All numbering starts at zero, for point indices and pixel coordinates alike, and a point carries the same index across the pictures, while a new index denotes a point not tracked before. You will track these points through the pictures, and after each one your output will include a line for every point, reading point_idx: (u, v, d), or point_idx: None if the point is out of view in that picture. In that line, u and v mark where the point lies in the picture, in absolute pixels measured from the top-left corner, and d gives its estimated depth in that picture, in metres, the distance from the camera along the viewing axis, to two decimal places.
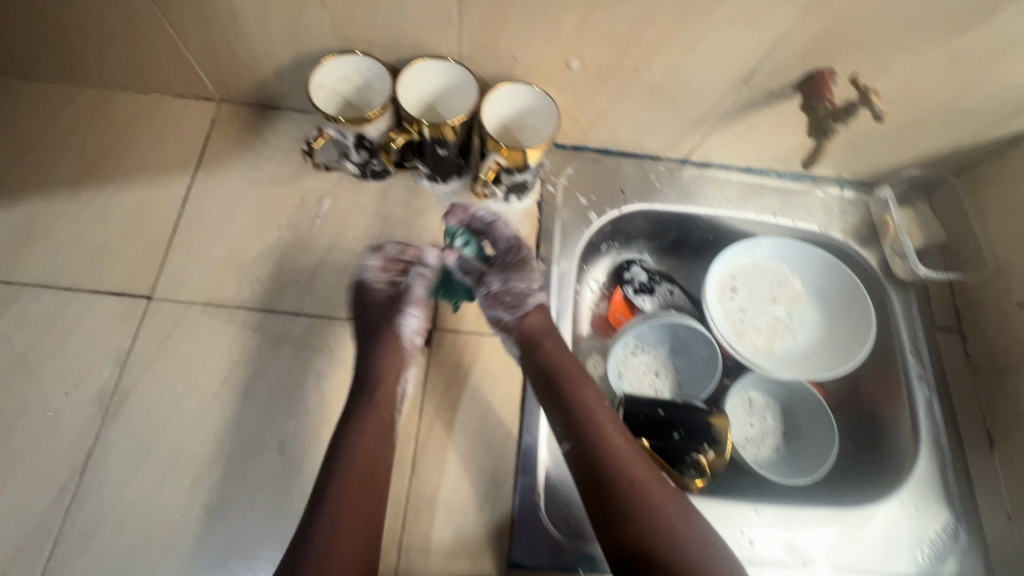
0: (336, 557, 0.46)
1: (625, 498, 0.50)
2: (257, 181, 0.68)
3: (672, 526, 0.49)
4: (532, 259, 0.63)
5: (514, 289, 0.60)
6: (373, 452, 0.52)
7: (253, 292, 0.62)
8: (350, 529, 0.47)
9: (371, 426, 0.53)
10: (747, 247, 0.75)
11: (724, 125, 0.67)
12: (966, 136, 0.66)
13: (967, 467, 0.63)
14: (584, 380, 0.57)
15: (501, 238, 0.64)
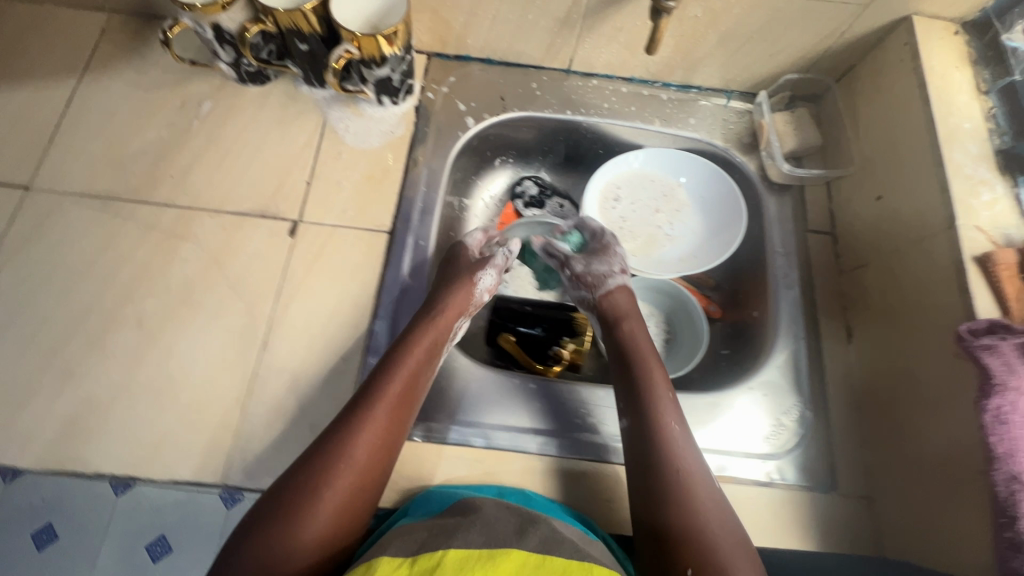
0: (319, 511, 0.45)
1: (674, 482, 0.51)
2: (141, 85, 0.70)
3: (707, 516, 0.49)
4: (614, 246, 0.68)
5: (595, 273, 0.66)
6: (399, 412, 0.52)
7: (127, 185, 0.65)
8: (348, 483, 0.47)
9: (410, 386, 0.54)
10: (630, 158, 0.75)
11: (592, 25, 0.68)
12: (835, 32, 0.66)
13: (820, 359, 0.64)
14: (659, 376, 0.58)
15: (590, 231, 0.70)
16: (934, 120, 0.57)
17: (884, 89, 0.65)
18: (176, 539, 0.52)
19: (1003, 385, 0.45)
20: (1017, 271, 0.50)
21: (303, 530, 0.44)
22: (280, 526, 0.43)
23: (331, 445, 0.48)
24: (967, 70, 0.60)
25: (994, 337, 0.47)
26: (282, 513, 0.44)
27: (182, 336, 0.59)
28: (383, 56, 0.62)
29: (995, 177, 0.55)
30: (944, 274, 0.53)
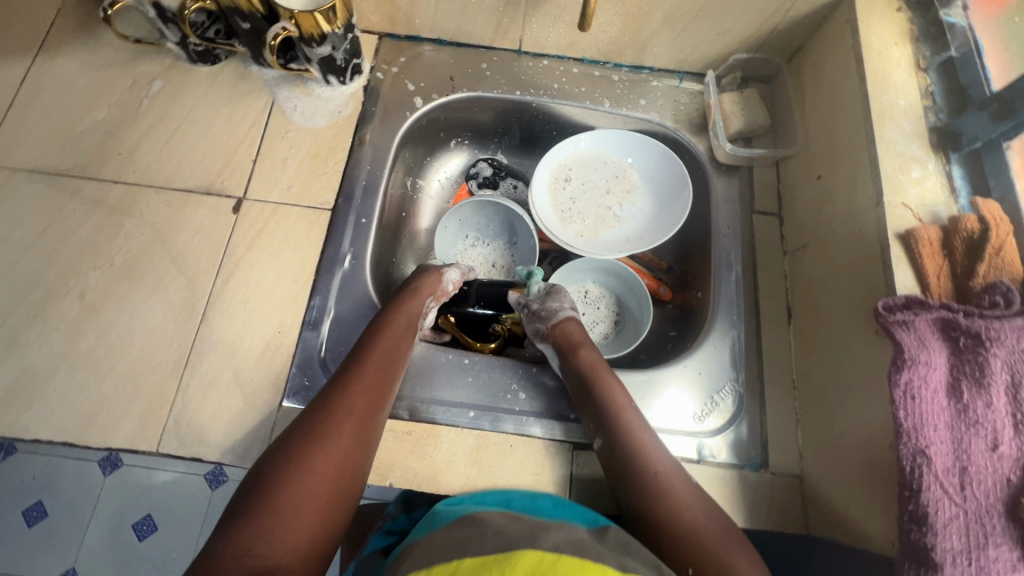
0: (297, 526, 0.43)
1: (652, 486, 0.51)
2: (93, 64, 0.71)
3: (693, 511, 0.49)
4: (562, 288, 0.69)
5: (549, 308, 0.65)
6: (364, 417, 0.51)
7: (76, 162, 0.66)
8: (322, 495, 0.45)
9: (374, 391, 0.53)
10: (580, 138, 0.75)
11: (536, 4, 0.68)
12: (780, 10, 0.65)
13: (758, 339, 0.64)
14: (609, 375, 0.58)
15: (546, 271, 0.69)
16: (870, 98, 0.57)
17: (828, 68, 0.64)
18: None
19: (913, 359, 0.45)
20: (938, 247, 0.49)
21: (280, 549, 0.41)
22: (253, 549, 0.41)
23: (300, 457, 0.46)
24: (907, 47, 0.59)
25: (908, 313, 0.47)
26: (258, 533, 0.41)
27: (123, 309, 0.60)
28: (322, 34, 0.62)
29: (926, 154, 0.55)
30: (870, 251, 0.53)
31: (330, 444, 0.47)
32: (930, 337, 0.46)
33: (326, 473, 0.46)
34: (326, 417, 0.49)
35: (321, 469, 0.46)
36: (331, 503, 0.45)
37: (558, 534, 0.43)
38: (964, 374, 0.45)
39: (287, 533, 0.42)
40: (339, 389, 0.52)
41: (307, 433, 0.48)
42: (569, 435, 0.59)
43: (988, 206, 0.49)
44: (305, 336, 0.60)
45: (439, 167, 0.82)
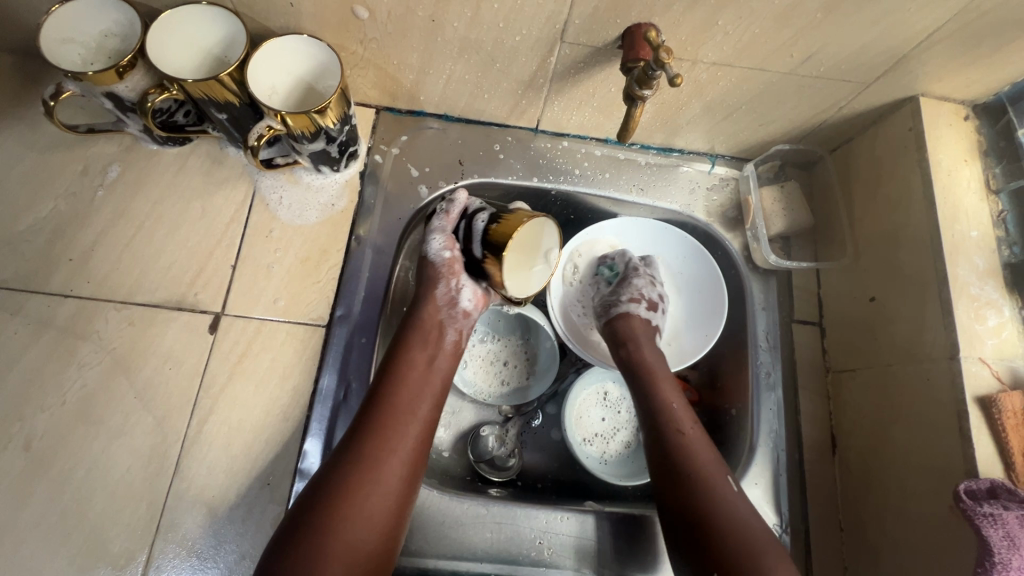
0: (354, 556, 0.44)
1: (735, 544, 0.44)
2: (35, 144, 0.60)
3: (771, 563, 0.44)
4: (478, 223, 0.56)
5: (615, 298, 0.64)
6: (409, 446, 0.50)
7: (17, 269, 0.56)
8: (369, 531, 0.45)
9: (414, 413, 0.52)
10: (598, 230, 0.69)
11: (561, 89, 0.59)
12: (834, 108, 0.58)
13: (801, 474, 0.58)
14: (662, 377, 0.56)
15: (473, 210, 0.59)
16: (940, 227, 0.51)
17: (885, 175, 0.58)
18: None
19: (1005, 565, 0.41)
20: (1023, 419, 0.44)
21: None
22: None
23: (351, 476, 0.47)
24: (976, 165, 0.54)
25: (996, 505, 0.42)
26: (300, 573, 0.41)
27: (79, 460, 0.51)
28: (316, 129, 0.53)
29: (1002, 297, 0.49)
30: (941, 409, 0.48)
31: (374, 475, 0.47)
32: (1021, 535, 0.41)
33: (373, 509, 0.46)
34: (370, 444, 0.48)
35: (368, 506, 0.46)
36: (378, 545, 0.46)
37: None
38: None
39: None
40: (384, 411, 0.51)
41: (351, 466, 0.47)
42: None
43: None
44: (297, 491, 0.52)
45: None
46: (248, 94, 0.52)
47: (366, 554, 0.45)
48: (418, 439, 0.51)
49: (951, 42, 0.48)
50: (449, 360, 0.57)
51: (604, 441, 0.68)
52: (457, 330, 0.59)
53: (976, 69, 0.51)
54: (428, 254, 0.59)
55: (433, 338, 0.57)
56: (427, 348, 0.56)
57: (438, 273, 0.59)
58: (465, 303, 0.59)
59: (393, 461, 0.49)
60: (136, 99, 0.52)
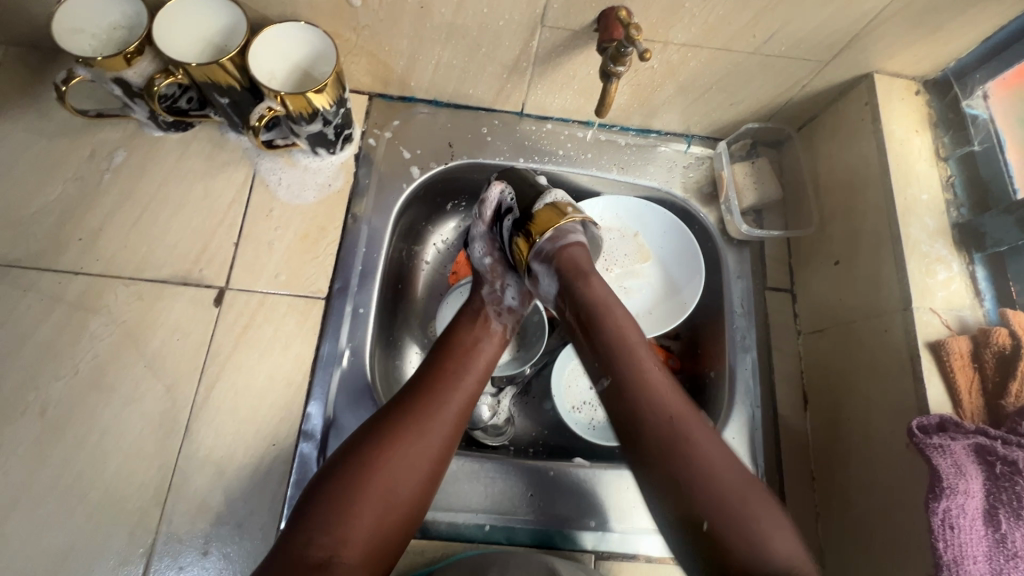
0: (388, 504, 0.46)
1: (666, 465, 0.45)
2: (43, 131, 0.63)
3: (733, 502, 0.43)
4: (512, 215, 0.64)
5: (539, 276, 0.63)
6: (453, 412, 0.52)
7: (29, 249, 0.58)
8: (407, 480, 0.47)
9: (460, 384, 0.54)
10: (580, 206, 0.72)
11: (544, 72, 0.63)
12: (797, 86, 0.63)
13: (775, 428, 0.62)
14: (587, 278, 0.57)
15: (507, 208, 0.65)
16: (894, 192, 0.55)
17: (845, 147, 0.63)
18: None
19: (952, 489, 0.44)
20: (969, 360, 0.48)
21: (352, 539, 0.43)
22: (339, 519, 0.44)
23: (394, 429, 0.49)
24: (926, 135, 0.58)
25: (944, 437, 0.46)
26: (336, 511, 0.44)
27: (92, 426, 0.54)
28: (313, 111, 0.57)
29: (950, 253, 0.54)
30: (898, 357, 0.52)
31: (418, 431, 0.49)
32: (967, 463, 0.45)
33: (414, 462, 0.48)
34: (417, 402, 0.51)
35: (409, 457, 0.48)
36: (415, 497, 0.47)
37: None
38: (1002, 504, 0.44)
39: (362, 517, 0.44)
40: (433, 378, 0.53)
41: (396, 420, 0.49)
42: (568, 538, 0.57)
43: (1017, 318, 0.48)
44: (301, 450, 0.55)
45: (434, 231, 0.76)
46: (249, 78, 0.55)
47: (402, 502, 0.46)
48: (462, 407, 0.53)
49: (898, 20, 0.53)
50: (495, 346, 0.59)
51: (592, 407, 0.72)
52: (502, 322, 0.61)
53: (922, 47, 0.56)
54: (474, 261, 0.66)
55: (481, 322, 0.60)
56: (474, 330, 0.59)
57: (483, 278, 0.64)
58: (509, 301, 0.64)
59: (440, 420, 0.50)
60: (143, 84, 0.55)
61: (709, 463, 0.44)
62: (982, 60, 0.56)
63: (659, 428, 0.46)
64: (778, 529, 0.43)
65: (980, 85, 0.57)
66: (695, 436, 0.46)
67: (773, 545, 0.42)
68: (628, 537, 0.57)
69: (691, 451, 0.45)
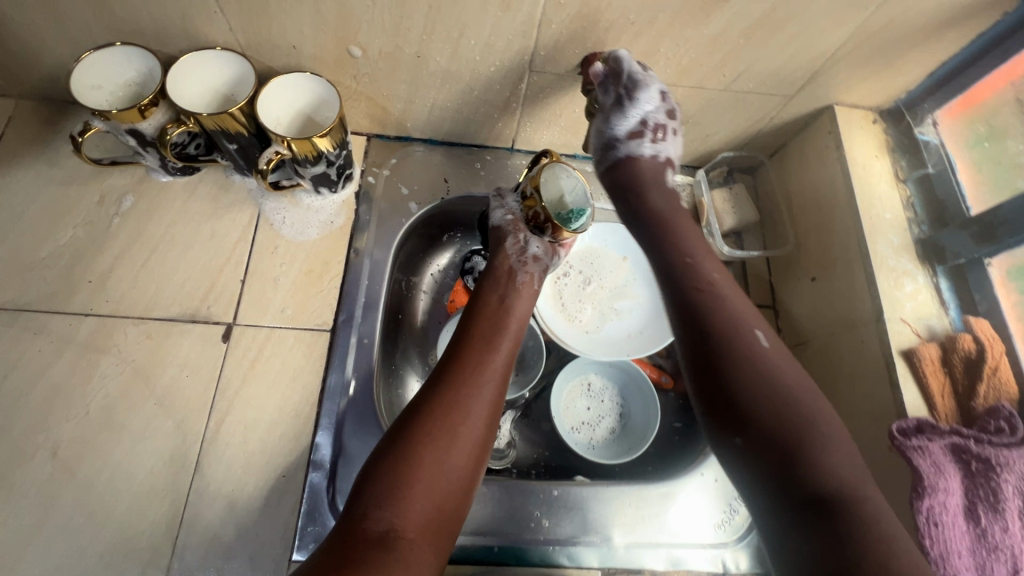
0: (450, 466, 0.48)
1: (758, 396, 0.46)
2: (54, 178, 0.65)
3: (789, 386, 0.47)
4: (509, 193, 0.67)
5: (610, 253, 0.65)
6: (491, 379, 0.55)
7: (39, 293, 0.60)
8: (459, 446, 0.50)
9: (496, 347, 0.58)
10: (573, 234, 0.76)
11: (532, 111, 0.67)
12: (767, 118, 0.68)
13: None
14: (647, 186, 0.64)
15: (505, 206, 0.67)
16: (860, 212, 0.60)
17: (813, 172, 0.68)
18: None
19: (934, 487, 0.47)
20: (939, 365, 0.52)
21: (415, 507, 0.45)
22: (400, 491, 0.45)
23: (439, 391, 0.52)
24: (885, 160, 0.64)
25: (922, 438, 0.49)
26: (390, 487, 0.46)
27: (103, 465, 0.55)
28: (318, 153, 0.60)
29: (915, 267, 0.58)
30: (875, 366, 0.55)
31: (461, 399, 0.52)
32: (945, 462, 0.48)
33: (463, 429, 0.50)
34: (455, 375, 0.54)
35: (457, 424, 0.50)
36: (468, 462, 0.50)
37: None
38: (980, 499, 0.47)
39: (416, 488, 0.46)
40: (468, 341, 0.57)
41: (439, 392, 0.52)
42: (577, 557, 0.58)
43: (981, 325, 0.53)
44: (311, 480, 0.56)
45: (431, 262, 0.80)
46: (256, 125, 0.59)
47: (456, 469, 0.49)
48: (502, 371, 0.56)
49: (852, 59, 0.58)
50: (524, 300, 0.62)
51: (591, 428, 0.74)
52: (528, 273, 0.64)
53: (875, 80, 0.61)
54: (493, 221, 0.66)
55: (506, 278, 0.63)
56: (499, 289, 0.63)
57: (504, 231, 0.65)
58: (535, 251, 0.65)
59: (484, 378, 0.54)
60: (156, 134, 0.58)
61: (768, 366, 0.48)
62: (929, 92, 0.62)
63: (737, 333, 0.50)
64: (840, 450, 0.44)
65: (930, 113, 0.63)
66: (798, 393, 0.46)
67: (828, 460, 0.43)
68: (634, 552, 0.59)
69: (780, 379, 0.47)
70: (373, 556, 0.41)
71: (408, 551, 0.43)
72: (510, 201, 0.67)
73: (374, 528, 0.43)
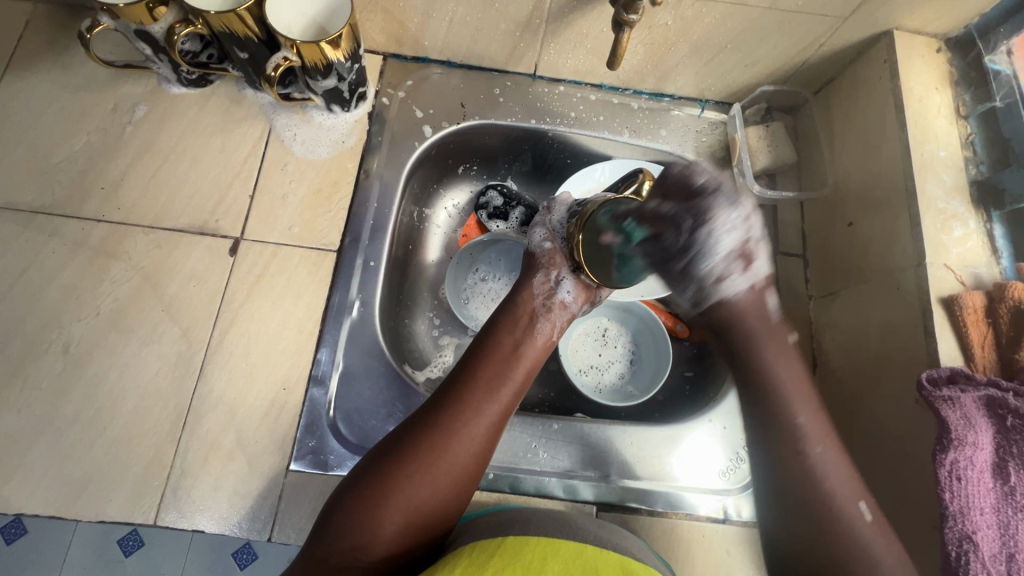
0: (418, 512, 0.45)
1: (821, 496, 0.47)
2: (69, 84, 0.65)
3: (825, 491, 0.47)
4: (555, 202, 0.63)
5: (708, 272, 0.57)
6: (483, 431, 0.49)
7: (53, 197, 0.60)
8: (432, 488, 0.46)
9: (495, 394, 0.51)
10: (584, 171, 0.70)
11: (556, 30, 0.63)
12: (815, 45, 0.61)
13: None
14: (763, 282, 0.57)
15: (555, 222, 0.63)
16: (910, 149, 0.55)
17: (862, 108, 0.62)
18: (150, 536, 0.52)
19: (961, 441, 0.43)
20: (983, 315, 0.47)
21: (374, 543, 0.44)
22: (359, 527, 0.44)
23: (421, 429, 0.48)
24: (946, 92, 0.57)
25: (954, 389, 0.45)
26: (357, 521, 0.44)
27: (112, 365, 0.56)
28: (327, 64, 0.57)
29: (968, 211, 0.52)
30: (909, 313, 0.51)
31: (445, 443, 0.47)
32: (977, 416, 0.44)
33: (438, 473, 0.46)
34: (447, 414, 0.49)
35: (431, 471, 0.46)
36: (439, 507, 0.46)
37: (602, 530, 0.49)
38: (1012, 456, 0.44)
39: (382, 525, 0.44)
40: (467, 381, 0.51)
41: (424, 429, 0.48)
42: (575, 492, 0.57)
43: None
44: (311, 394, 0.57)
45: (445, 196, 0.77)
46: (266, 31, 0.55)
47: (425, 514, 0.46)
48: (497, 420, 0.50)
49: None
50: (537, 351, 0.55)
51: (600, 372, 0.72)
52: (550, 321, 0.57)
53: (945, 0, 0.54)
54: (530, 245, 0.61)
55: (524, 325, 0.56)
56: (515, 333, 0.55)
57: (537, 263, 0.59)
58: (563, 295, 0.58)
59: (469, 431, 0.48)
60: (166, 38, 0.56)
61: (819, 473, 0.48)
62: (1006, 15, 0.55)
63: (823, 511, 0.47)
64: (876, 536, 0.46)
65: (1004, 39, 0.55)
66: (824, 481, 0.48)
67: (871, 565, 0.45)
68: (633, 490, 0.58)
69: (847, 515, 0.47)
70: None
71: None
72: (553, 220, 0.62)
73: (335, 559, 0.43)
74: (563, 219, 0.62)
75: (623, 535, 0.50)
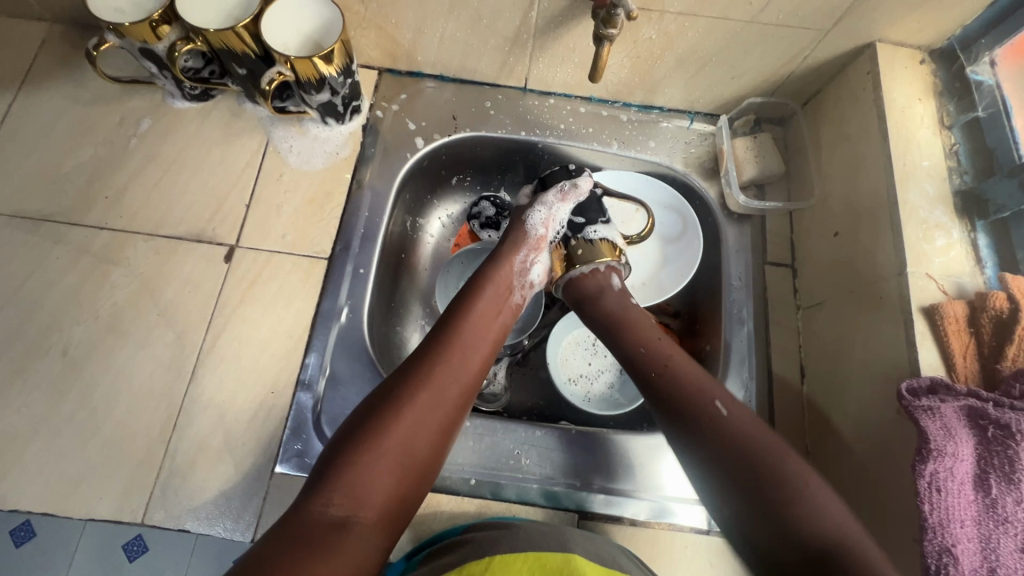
0: (409, 463, 0.46)
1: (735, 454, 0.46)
2: (79, 99, 0.68)
3: (753, 448, 0.46)
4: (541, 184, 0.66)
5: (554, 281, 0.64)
6: (464, 385, 0.51)
7: (60, 206, 0.63)
8: (420, 439, 0.47)
9: (474, 352, 0.54)
10: None
11: (544, 45, 0.64)
12: (800, 57, 0.62)
13: (770, 400, 0.61)
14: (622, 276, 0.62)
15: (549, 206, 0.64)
16: (892, 158, 0.55)
17: (847, 119, 0.62)
18: (150, 540, 0.53)
19: (940, 451, 0.43)
20: (965, 325, 0.47)
21: (370, 494, 0.44)
22: (353, 478, 0.44)
23: (408, 383, 0.49)
24: (930, 103, 0.58)
25: (933, 399, 0.45)
26: (351, 473, 0.44)
27: (108, 367, 0.58)
28: (320, 78, 0.59)
29: (951, 220, 0.52)
30: (892, 324, 0.51)
31: (432, 396, 0.49)
32: (958, 426, 0.44)
33: (427, 423, 0.48)
34: (428, 371, 0.50)
35: (420, 421, 0.48)
36: (429, 456, 0.48)
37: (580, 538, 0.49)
38: (993, 468, 0.43)
39: (377, 476, 0.45)
40: (449, 341, 0.53)
41: (410, 383, 0.49)
42: (557, 498, 0.58)
43: (1018, 282, 0.46)
44: (298, 398, 0.58)
45: (439, 205, 0.79)
46: (262, 48, 0.58)
47: (416, 463, 0.47)
48: (476, 374, 0.53)
49: None
50: (509, 316, 0.59)
51: (588, 382, 0.72)
52: (523, 296, 0.61)
53: (925, 12, 0.55)
54: (526, 220, 0.64)
55: (504, 292, 0.59)
56: (494, 300, 0.58)
57: (523, 240, 0.63)
58: (535, 278, 0.63)
59: (454, 384, 0.51)
60: (168, 55, 0.59)
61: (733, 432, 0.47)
62: (988, 27, 0.55)
63: (762, 471, 0.45)
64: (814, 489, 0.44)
65: (987, 50, 0.56)
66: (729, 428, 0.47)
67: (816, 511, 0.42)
68: (615, 500, 0.57)
69: (785, 462, 0.45)
70: (329, 539, 0.41)
71: (360, 533, 0.43)
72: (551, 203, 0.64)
73: (333, 512, 0.42)
74: (567, 214, 0.64)
75: (606, 541, 0.50)
